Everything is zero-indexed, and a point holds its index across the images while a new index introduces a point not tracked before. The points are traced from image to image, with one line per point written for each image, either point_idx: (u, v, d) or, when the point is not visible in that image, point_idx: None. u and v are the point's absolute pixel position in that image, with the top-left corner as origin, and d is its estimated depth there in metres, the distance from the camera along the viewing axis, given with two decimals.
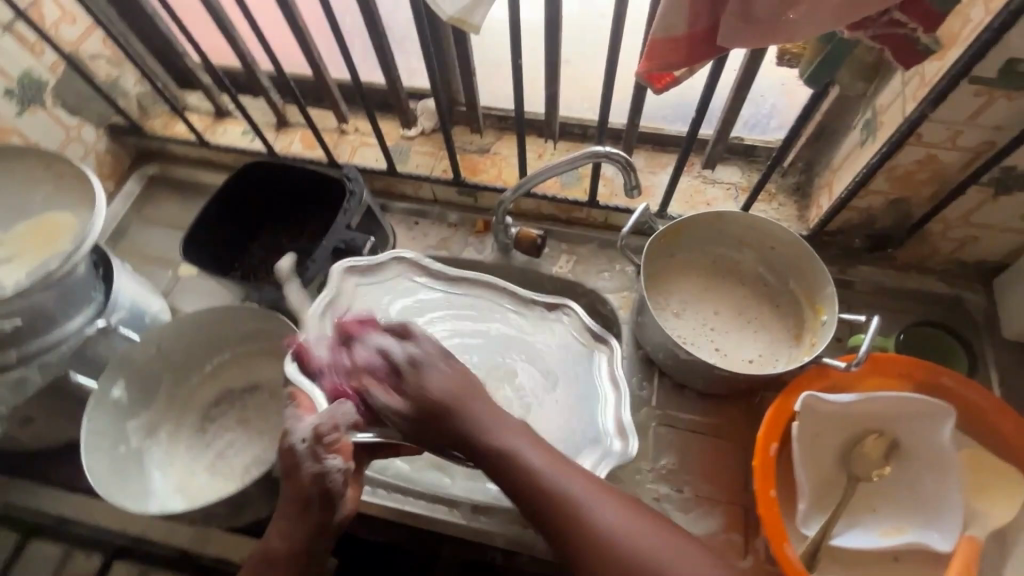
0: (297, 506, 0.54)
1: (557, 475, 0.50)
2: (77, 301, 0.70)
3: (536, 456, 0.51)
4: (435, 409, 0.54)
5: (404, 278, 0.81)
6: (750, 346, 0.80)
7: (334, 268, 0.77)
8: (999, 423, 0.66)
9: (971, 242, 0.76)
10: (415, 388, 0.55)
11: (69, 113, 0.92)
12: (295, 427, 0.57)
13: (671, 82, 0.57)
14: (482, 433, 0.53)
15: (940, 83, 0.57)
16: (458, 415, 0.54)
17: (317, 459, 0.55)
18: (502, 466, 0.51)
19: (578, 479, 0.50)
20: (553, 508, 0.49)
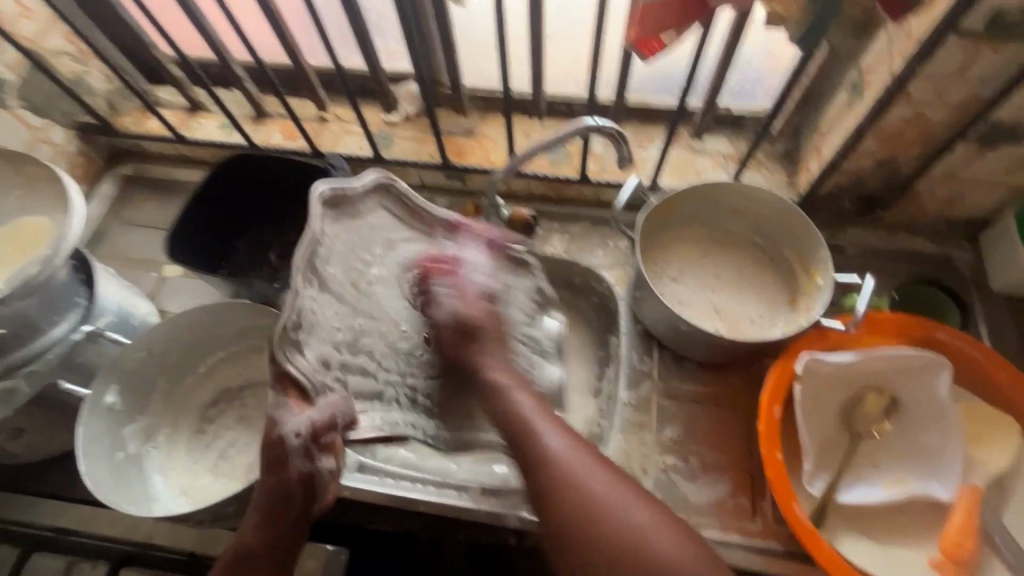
0: (284, 496, 0.58)
1: (535, 411, 0.56)
2: (59, 308, 0.68)
3: (524, 396, 0.57)
4: (473, 335, 0.61)
5: (387, 220, 0.68)
6: (750, 308, 0.81)
7: (314, 194, 0.63)
8: (995, 373, 0.67)
9: (957, 199, 0.77)
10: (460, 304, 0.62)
11: (34, 114, 0.88)
12: (288, 421, 0.57)
13: (659, 48, 0.58)
14: (487, 364, 0.60)
15: (928, 37, 0.57)
16: (483, 348, 0.61)
17: (310, 458, 0.57)
18: (492, 392, 0.58)
19: (553, 420, 0.55)
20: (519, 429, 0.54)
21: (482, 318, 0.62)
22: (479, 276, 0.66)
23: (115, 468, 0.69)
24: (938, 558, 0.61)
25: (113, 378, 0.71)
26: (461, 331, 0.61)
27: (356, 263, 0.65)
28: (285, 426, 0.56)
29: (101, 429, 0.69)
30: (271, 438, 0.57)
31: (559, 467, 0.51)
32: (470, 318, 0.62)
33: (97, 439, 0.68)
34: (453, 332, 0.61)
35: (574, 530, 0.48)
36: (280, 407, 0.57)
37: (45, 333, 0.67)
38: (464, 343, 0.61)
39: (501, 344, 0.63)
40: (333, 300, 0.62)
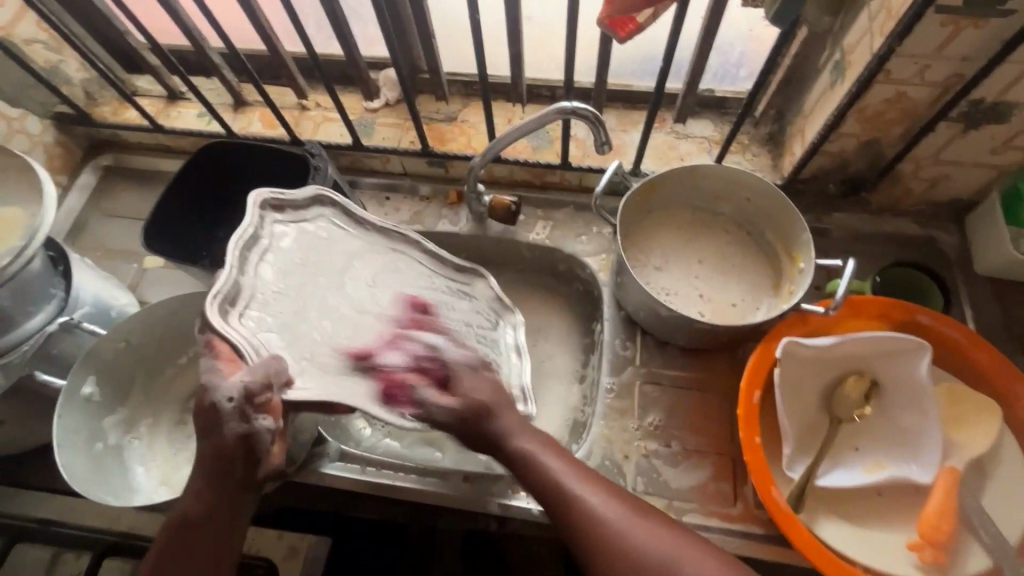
0: (222, 465, 0.54)
1: (574, 479, 0.54)
2: (31, 298, 0.68)
3: (560, 466, 0.55)
4: (487, 415, 0.58)
5: (329, 225, 0.70)
6: (734, 292, 0.80)
7: (254, 194, 0.65)
8: (975, 355, 0.67)
9: (942, 180, 0.76)
10: (463, 390, 0.59)
11: (8, 104, 0.87)
12: (219, 385, 0.54)
13: (635, 29, 0.58)
14: (510, 437, 0.57)
15: (906, 14, 0.55)
16: (502, 423, 0.58)
17: (245, 419, 0.54)
18: (525, 471, 0.56)
19: (598, 491, 0.53)
20: (566, 509, 0.53)
21: (489, 390, 0.61)
22: (442, 349, 0.64)
23: (94, 459, 0.68)
24: (916, 541, 0.61)
25: (90, 369, 0.70)
26: (473, 411, 0.58)
27: (299, 259, 0.66)
28: (217, 388, 0.54)
29: (79, 421, 0.68)
30: (204, 402, 0.55)
31: (614, 541, 0.50)
32: (480, 395, 0.59)
33: (74, 431, 0.67)
34: (467, 418, 0.58)
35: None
36: (211, 371, 0.55)
37: (18, 323, 0.67)
38: (484, 423, 0.58)
39: (514, 411, 0.60)
40: (275, 286, 0.62)
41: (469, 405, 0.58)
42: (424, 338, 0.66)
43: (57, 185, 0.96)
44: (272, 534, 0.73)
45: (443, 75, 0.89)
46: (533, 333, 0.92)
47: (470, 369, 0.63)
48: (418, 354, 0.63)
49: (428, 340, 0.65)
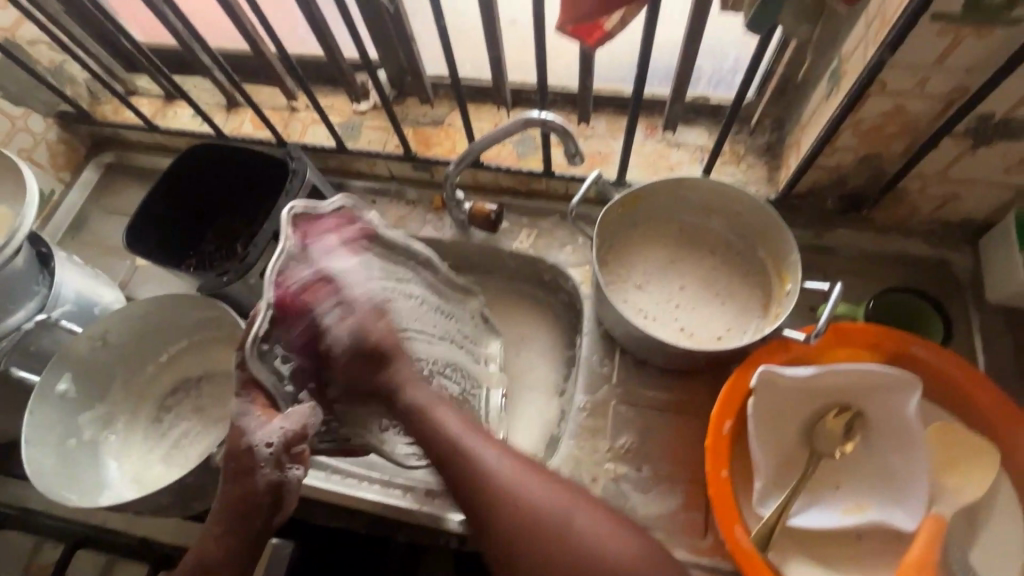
0: (246, 514, 0.53)
1: (465, 433, 0.54)
2: (14, 296, 0.70)
3: (452, 420, 0.56)
4: (383, 357, 0.59)
5: (350, 239, 0.68)
6: (719, 321, 0.76)
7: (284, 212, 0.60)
8: (973, 392, 0.61)
9: (952, 199, 0.70)
10: (365, 325, 0.59)
11: (11, 103, 0.89)
12: (254, 432, 0.53)
13: (604, 36, 0.54)
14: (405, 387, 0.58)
15: (898, 22, 0.51)
16: (396, 372, 0.59)
17: (279, 468, 0.53)
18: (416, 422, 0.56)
19: (492, 449, 0.53)
20: (456, 463, 0.53)
21: (386, 334, 0.60)
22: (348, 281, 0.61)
23: (63, 455, 0.70)
24: None
25: (66, 367, 0.72)
26: (365, 352, 0.58)
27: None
28: (252, 436, 0.52)
29: (51, 416, 0.70)
30: (236, 449, 0.53)
31: (504, 496, 0.50)
32: (372, 337, 0.59)
33: (44, 426, 0.69)
34: (359, 359, 0.58)
35: (524, 540, 0.48)
36: (245, 416, 0.54)
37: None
38: (375, 370, 0.59)
39: (409, 359, 0.61)
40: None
41: (361, 348, 0.58)
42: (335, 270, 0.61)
43: (60, 181, 0.99)
44: None
45: (427, 79, 0.87)
46: (514, 344, 0.89)
47: (372, 313, 0.60)
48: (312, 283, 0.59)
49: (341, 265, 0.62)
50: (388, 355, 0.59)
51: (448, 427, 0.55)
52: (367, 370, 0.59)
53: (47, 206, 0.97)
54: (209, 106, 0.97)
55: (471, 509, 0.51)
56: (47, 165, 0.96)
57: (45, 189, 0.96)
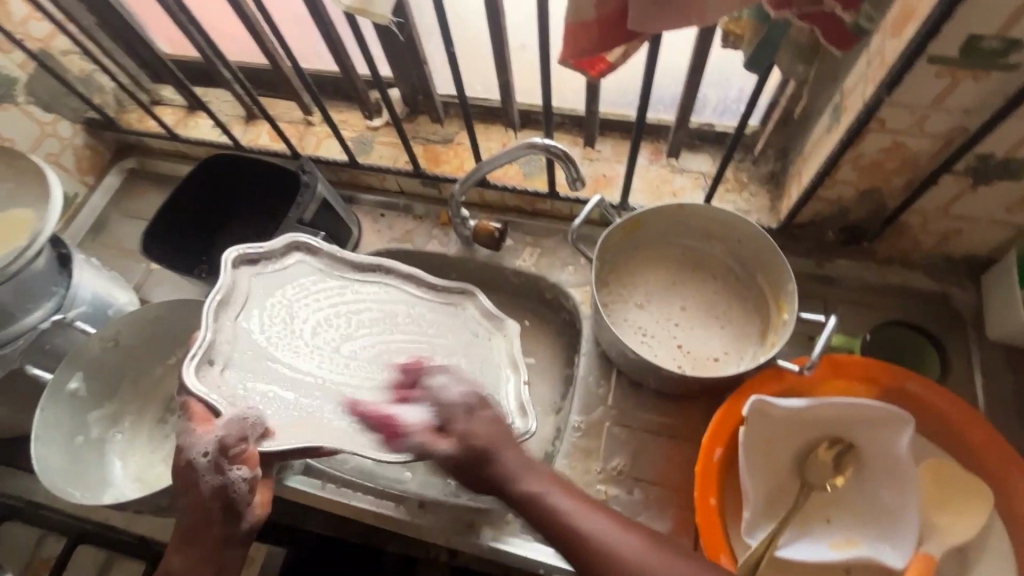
0: (203, 520, 0.54)
1: (570, 505, 0.53)
2: (32, 296, 0.72)
3: (563, 499, 0.54)
4: (486, 457, 0.55)
5: (306, 272, 0.71)
6: (716, 343, 0.76)
7: (224, 258, 0.67)
8: (968, 432, 0.61)
9: (954, 235, 0.70)
10: (462, 429, 0.57)
11: (42, 109, 0.93)
12: (193, 443, 0.55)
13: (606, 68, 0.54)
14: (511, 480, 0.55)
15: (896, 63, 0.51)
16: (505, 465, 0.55)
17: (220, 472, 0.55)
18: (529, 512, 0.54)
19: (600, 518, 0.53)
20: (577, 550, 0.51)
21: (489, 432, 0.57)
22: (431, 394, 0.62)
23: (71, 452, 0.72)
24: None
25: (78, 366, 0.74)
26: (467, 450, 0.56)
27: (283, 311, 0.68)
28: (189, 447, 0.55)
29: (62, 414, 0.72)
30: (179, 462, 0.56)
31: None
32: (476, 438, 0.56)
33: (54, 424, 0.71)
34: (466, 461, 0.55)
35: None
36: (184, 433, 0.57)
37: (18, 320, 0.72)
38: (479, 467, 0.55)
39: (510, 444, 0.57)
40: (258, 341, 0.65)
41: (465, 449, 0.56)
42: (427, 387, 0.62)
43: (84, 184, 1.03)
44: None
45: (438, 98, 0.89)
46: None
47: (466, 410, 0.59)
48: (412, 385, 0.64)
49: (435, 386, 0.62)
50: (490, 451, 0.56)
51: (562, 506, 0.53)
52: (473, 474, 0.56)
53: (71, 208, 1.00)
54: (229, 118, 1.00)
55: None
56: (72, 169, 1.00)
57: (70, 193, 1.00)
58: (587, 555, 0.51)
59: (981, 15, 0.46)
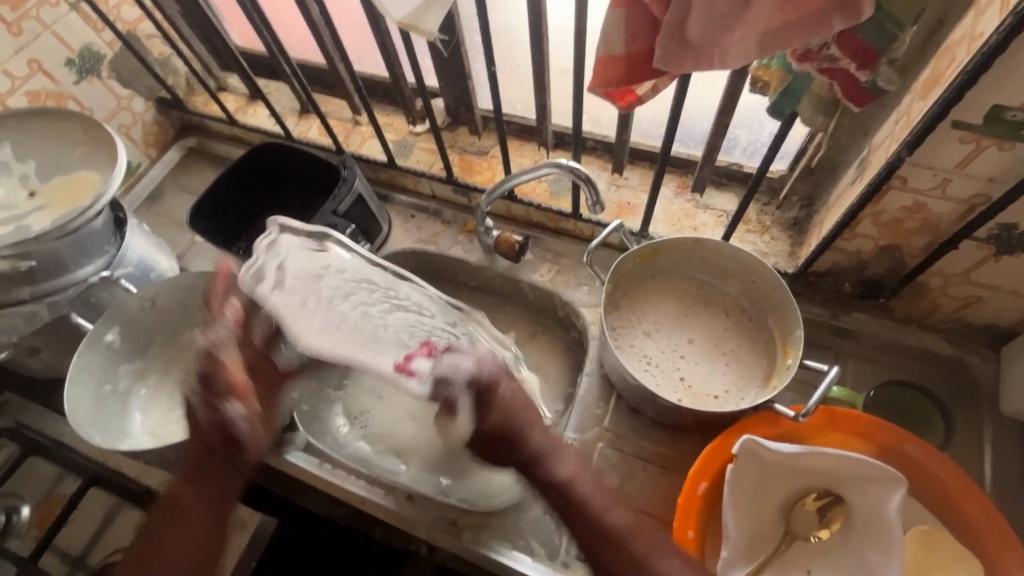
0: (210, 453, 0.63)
1: (563, 463, 0.61)
2: (89, 251, 0.79)
3: (568, 467, 0.61)
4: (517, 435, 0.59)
5: (342, 258, 0.68)
6: (718, 380, 0.76)
7: (271, 220, 0.66)
8: (962, 503, 0.60)
9: (975, 302, 0.69)
10: (496, 413, 0.58)
11: (121, 85, 1.02)
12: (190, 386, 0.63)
13: (635, 100, 0.56)
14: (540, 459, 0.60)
15: (919, 124, 0.52)
16: (533, 442, 0.60)
17: (216, 408, 0.61)
18: (560, 499, 0.59)
19: (568, 462, 0.62)
20: (566, 506, 0.59)
21: (513, 406, 0.59)
22: (465, 402, 0.56)
23: (98, 398, 0.78)
24: None
25: (116, 321, 0.80)
26: (491, 424, 0.58)
27: (319, 277, 0.62)
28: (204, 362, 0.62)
29: (95, 363, 0.78)
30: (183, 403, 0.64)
31: (584, 508, 0.58)
32: (494, 406, 0.58)
33: (88, 370, 0.77)
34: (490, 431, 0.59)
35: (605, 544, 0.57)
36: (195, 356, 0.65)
37: (70, 272, 0.78)
38: (501, 435, 0.59)
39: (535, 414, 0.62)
40: (298, 294, 0.58)
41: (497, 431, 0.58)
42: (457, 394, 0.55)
43: (147, 157, 1.11)
44: None
45: (478, 112, 0.93)
46: None
47: (485, 392, 0.58)
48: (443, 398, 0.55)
49: (454, 391, 0.54)
50: (516, 421, 0.59)
51: (564, 477, 0.60)
52: (502, 450, 0.60)
53: (132, 177, 1.09)
54: (285, 110, 1.07)
55: (587, 542, 0.57)
56: (139, 142, 1.08)
57: (134, 162, 1.08)
58: (562, 500, 0.59)
59: (1007, 87, 0.47)
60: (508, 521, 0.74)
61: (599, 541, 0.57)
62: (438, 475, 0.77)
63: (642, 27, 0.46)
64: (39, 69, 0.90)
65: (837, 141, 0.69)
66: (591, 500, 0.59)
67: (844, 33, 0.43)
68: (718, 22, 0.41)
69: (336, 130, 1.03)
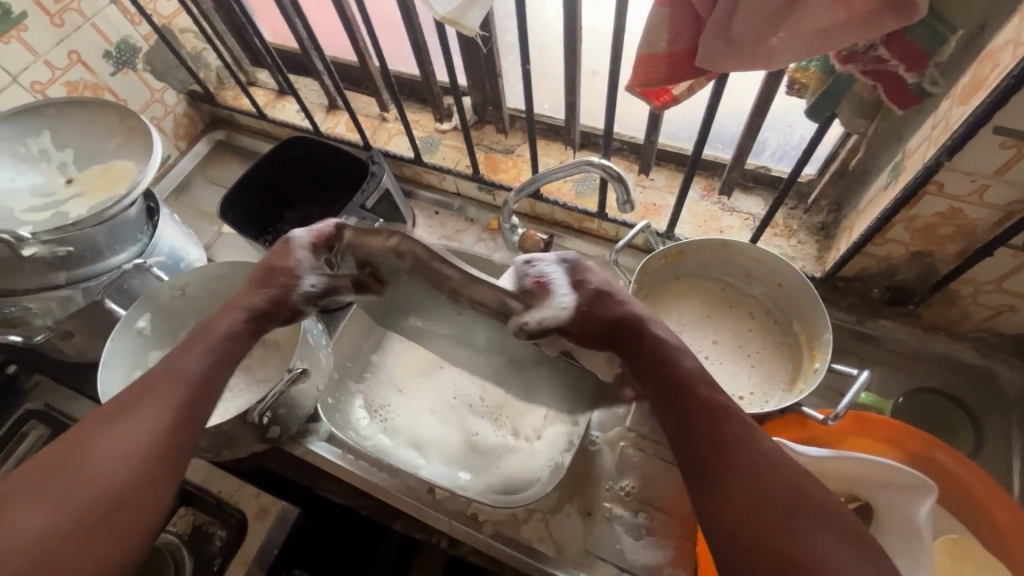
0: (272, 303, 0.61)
1: (688, 355, 0.53)
2: (123, 239, 0.81)
3: (693, 360, 0.53)
4: (606, 298, 0.57)
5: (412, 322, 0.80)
6: (742, 382, 0.76)
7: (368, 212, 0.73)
8: (993, 511, 0.60)
9: (1006, 311, 0.68)
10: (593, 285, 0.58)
11: (154, 77, 1.04)
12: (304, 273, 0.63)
13: (671, 100, 0.56)
14: (642, 323, 0.56)
15: (959, 130, 0.52)
16: (627, 306, 0.57)
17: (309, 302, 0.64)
18: (659, 362, 0.53)
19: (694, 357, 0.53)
20: (676, 381, 0.51)
21: (606, 278, 0.59)
22: (563, 278, 0.59)
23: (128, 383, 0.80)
24: None
25: (147, 308, 0.82)
26: (594, 298, 0.57)
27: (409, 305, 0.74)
28: (300, 275, 0.62)
29: (128, 348, 0.80)
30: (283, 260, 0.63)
31: (686, 374, 0.51)
32: (588, 283, 0.58)
33: (120, 355, 0.79)
34: (593, 308, 0.57)
35: (711, 428, 0.48)
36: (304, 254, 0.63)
37: (105, 259, 0.80)
38: (603, 307, 0.57)
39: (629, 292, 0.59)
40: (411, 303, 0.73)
41: (588, 300, 0.57)
42: (551, 271, 0.59)
43: (176, 149, 1.13)
44: (252, 491, 0.77)
45: (505, 111, 0.94)
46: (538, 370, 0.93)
47: (577, 272, 0.60)
48: (535, 281, 0.59)
49: (540, 267, 0.60)
50: (611, 291, 0.58)
51: (690, 364, 0.52)
52: (604, 330, 0.57)
53: (162, 168, 1.10)
54: (313, 106, 1.09)
55: (686, 418, 0.49)
56: (170, 133, 1.10)
57: (164, 154, 1.10)
58: (665, 367, 0.53)
59: None
60: (530, 514, 0.74)
61: (694, 406, 0.49)
62: (457, 470, 0.78)
63: (684, 26, 0.46)
64: (78, 60, 0.92)
65: (869, 147, 0.69)
66: (695, 367, 0.52)
67: (892, 36, 0.43)
68: (764, 22, 0.42)
69: (363, 126, 1.05)
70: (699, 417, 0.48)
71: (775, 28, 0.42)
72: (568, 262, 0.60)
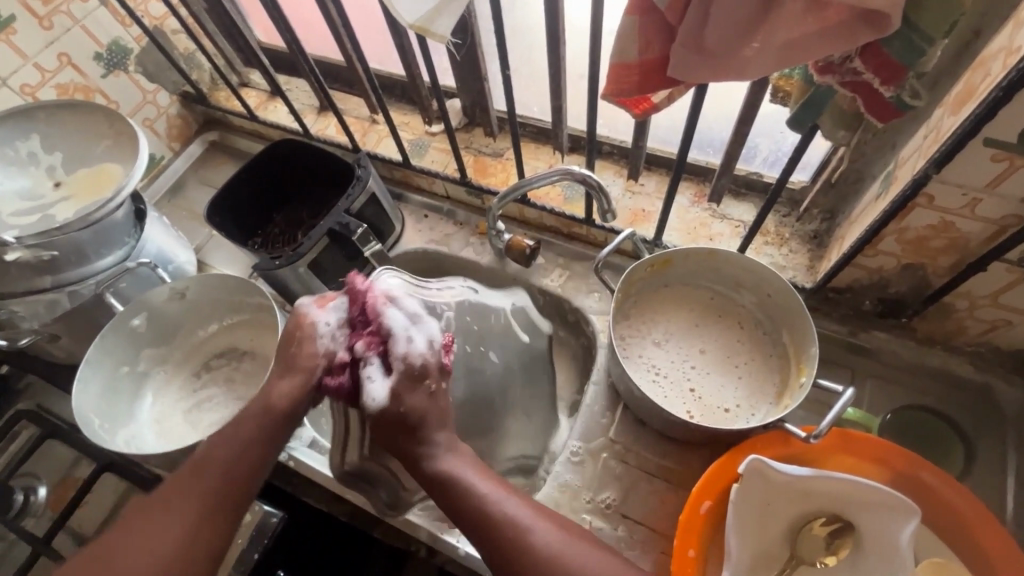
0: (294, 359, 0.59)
1: (477, 480, 0.54)
2: (110, 242, 0.81)
3: (483, 483, 0.54)
4: (415, 425, 0.56)
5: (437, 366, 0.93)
6: (729, 394, 0.74)
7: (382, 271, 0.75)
8: (979, 535, 0.58)
9: (1002, 326, 0.66)
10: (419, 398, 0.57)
11: (147, 79, 1.04)
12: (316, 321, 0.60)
13: (651, 108, 0.54)
14: (427, 458, 0.56)
15: (948, 141, 0.50)
16: (428, 433, 0.56)
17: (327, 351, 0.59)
18: (448, 493, 0.54)
19: (487, 481, 0.54)
20: (475, 517, 0.52)
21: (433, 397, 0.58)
22: (390, 377, 0.57)
23: (113, 382, 0.81)
24: None
25: (142, 308, 0.82)
26: (398, 416, 0.56)
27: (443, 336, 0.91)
28: (317, 323, 0.60)
29: (115, 348, 0.81)
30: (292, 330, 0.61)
31: (471, 503, 0.53)
32: (417, 392, 0.57)
33: (108, 356, 0.80)
34: (392, 421, 0.56)
35: (515, 558, 0.50)
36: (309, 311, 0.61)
37: (92, 262, 0.80)
38: (406, 428, 0.56)
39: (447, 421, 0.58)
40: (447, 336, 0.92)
41: (399, 409, 0.56)
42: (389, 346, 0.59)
43: (170, 150, 1.13)
44: None
45: (493, 113, 0.93)
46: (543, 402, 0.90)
47: (410, 377, 0.57)
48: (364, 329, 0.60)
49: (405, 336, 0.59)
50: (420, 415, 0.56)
51: (478, 486, 0.54)
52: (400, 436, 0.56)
53: (155, 170, 1.11)
54: (304, 107, 1.08)
55: (490, 550, 0.51)
56: (163, 134, 1.10)
57: (157, 154, 1.11)
58: (460, 502, 0.53)
59: None
60: None
61: (496, 537, 0.51)
62: None
63: (656, 35, 0.44)
64: (68, 63, 0.93)
65: (862, 155, 0.66)
66: (480, 493, 0.53)
67: (869, 46, 0.41)
68: (735, 30, 0.40)
69: (353, 128, 1.04)
70: (475, 532, 0.52)
71: (748, 37, 0.40)
72: (411, 368, 0.57)
